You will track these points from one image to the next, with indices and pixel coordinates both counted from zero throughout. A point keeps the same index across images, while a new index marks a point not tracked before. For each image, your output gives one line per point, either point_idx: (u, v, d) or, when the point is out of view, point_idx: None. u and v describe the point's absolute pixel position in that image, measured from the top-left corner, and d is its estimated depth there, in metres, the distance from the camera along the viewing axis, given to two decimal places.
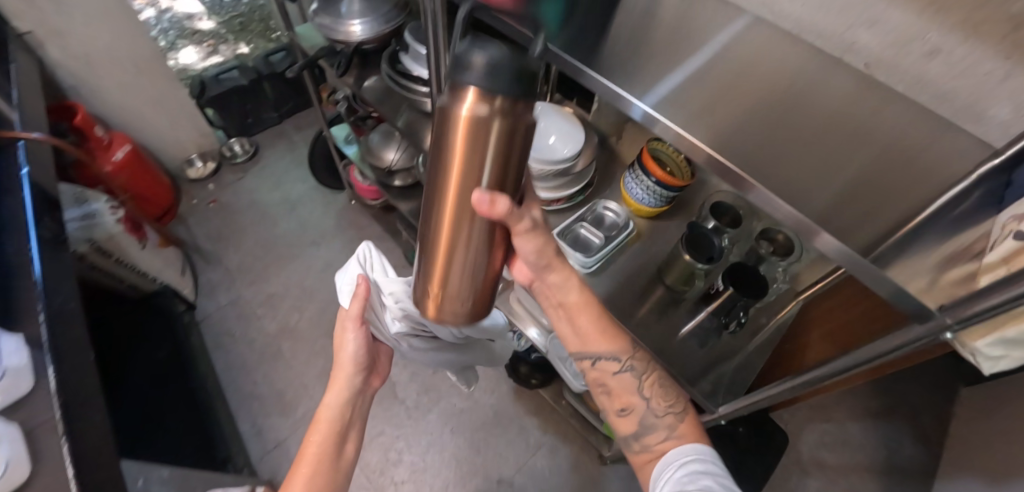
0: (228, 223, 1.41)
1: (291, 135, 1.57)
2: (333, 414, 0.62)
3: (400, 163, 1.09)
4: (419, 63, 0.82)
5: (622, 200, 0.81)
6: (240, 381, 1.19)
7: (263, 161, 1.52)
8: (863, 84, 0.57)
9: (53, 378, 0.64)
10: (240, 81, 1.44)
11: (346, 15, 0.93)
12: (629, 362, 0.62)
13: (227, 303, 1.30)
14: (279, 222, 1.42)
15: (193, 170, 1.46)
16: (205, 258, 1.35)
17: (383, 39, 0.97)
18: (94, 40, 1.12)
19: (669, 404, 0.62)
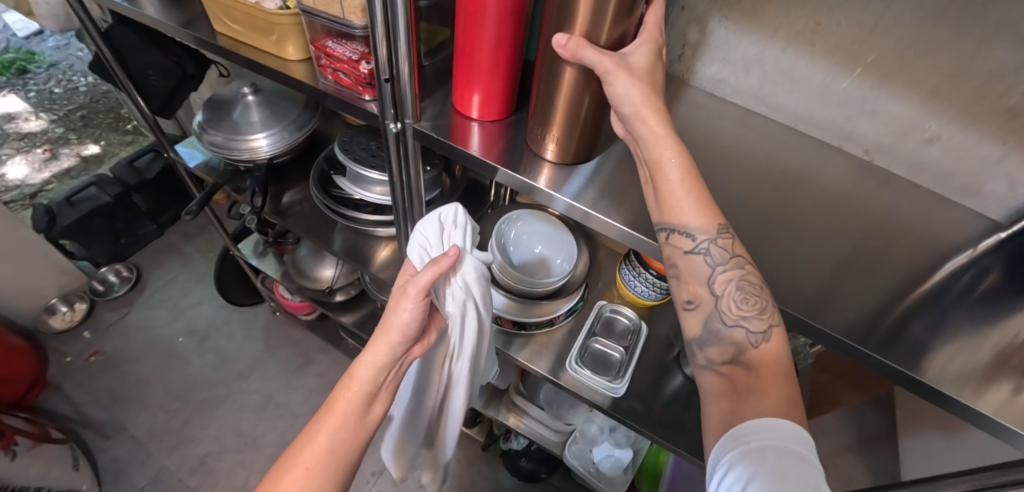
0: (123, 378, 1.11)
1: (180, 247, 1.32)
2: (373, 380, 0.40)
3: (342, 279, 0.94)
4: (360, 184, 0.68)
5: (625, 296, 0.74)
6: None
7: (153, 285, 1.24)
8: (859, 169, 0.55)
9: None
10: (101, 198, 1.14)
11: (246, 127, 0.74)
12: (706, 244, 0.37)
13: (144, 484, 1.01)
14: (191, 360, 1.15)
15: (55, 318, 1.15)
16: (101, 431, 1.05)
17: (298, 146, 0.79)
18: None
19: (747, 309, 0.36)
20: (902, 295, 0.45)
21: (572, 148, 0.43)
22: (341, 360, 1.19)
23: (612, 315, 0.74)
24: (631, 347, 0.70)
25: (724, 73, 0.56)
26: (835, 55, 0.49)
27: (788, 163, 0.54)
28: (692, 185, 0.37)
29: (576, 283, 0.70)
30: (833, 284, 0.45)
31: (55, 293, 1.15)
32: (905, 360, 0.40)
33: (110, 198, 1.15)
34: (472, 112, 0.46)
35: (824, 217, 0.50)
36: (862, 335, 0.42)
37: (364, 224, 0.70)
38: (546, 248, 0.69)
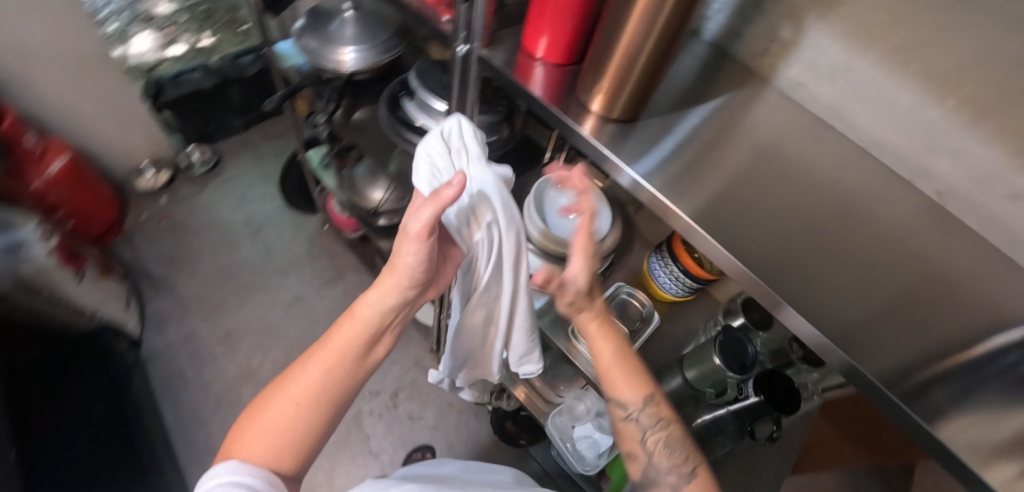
0: (184, 246, 1.24)
1: (257, 145, 1.43)
2: (373, 314, 0.50)
3: (390, 204, 0.91)
4: (424, 111, 0.72)
5: (645, 284, 0.74)
6: (192, 433, 1.04)
7: (226, 173, 1.37)
8: (928, 210, 0.52)
9: None
10: (201, 84, 1.24)
11: (337, 39, 0.80)
12: (636, 412, 0.53)
13: (179, 340, 1.14)
14: (242, 247, 1.27)
15: (142, 180, 1.28)
16: (155, 284, 1.19)
17: (380, 68, 0.83)
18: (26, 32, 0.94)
19: (673, 456, 0.51)
20: (948, 349, 0.40)
21: (619, 107, 0.45)
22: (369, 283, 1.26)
23: (628, 299, 0.74)
24: (637, 332, 0.71)
25: (806, 77, 0.54)
26: (930, 79, 0.46)
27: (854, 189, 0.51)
28: (618, 367, 0.55)
29: (601, 256, 0.70)
30: (871, 324, 0.40)
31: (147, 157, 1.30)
32: (927, 407, 0.35)
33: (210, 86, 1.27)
34: (538, 52, 0.48)
35: (877, 257, 0.46)
36: (887, 371, 0.38)
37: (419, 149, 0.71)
38: (580, 215, 0.71)
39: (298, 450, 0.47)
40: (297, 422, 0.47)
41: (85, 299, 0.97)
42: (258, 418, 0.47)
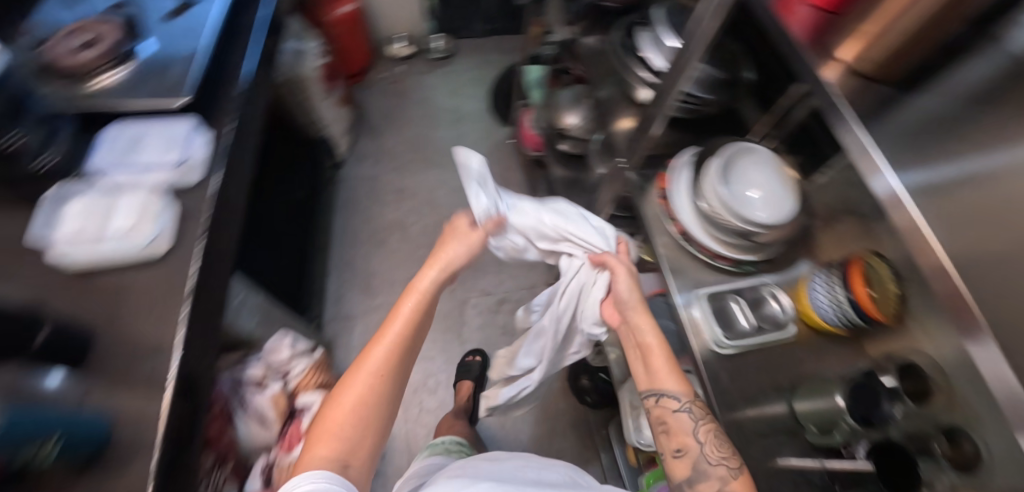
0: (399, 111, 1.48)
1: (486, 52, 1.59)
2: (424, 289, 0.72)
3: (578, 130, 0.97)
4: (653, 45, 0.74)
5: (794, 294, 0.67)
6: (348, 247, 1.27)
7: (454, 66, 1.56)
8: None
9: (213, 183, 0.67)
10: None
11: None
12: (687, 405, 0.63)
13: (366, 176, 1.38)
14: (436, 129, 1.44)
15: (391, 48, 1.54)
16: (370, 130, 1.45)
17: (628, 2, 0.84)
18: None
19: (721, 451, 0.58)
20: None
21: (867, 60, 0.52)
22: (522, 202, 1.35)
23: (765, 297, 0.69)
24: (761, 330, 0.67)
25: None
26: None
27: None
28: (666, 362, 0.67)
29: (762, 240, 0.66)
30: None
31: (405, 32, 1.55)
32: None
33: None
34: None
35: None
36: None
37: (631, 79, 0.76)
38: (761, 196, 0.66)
39: (366, 438, 0.62)
40: (360, 418, 0.62)
41: (324, 114, 1.21)
42: (339, 406, 0.63)
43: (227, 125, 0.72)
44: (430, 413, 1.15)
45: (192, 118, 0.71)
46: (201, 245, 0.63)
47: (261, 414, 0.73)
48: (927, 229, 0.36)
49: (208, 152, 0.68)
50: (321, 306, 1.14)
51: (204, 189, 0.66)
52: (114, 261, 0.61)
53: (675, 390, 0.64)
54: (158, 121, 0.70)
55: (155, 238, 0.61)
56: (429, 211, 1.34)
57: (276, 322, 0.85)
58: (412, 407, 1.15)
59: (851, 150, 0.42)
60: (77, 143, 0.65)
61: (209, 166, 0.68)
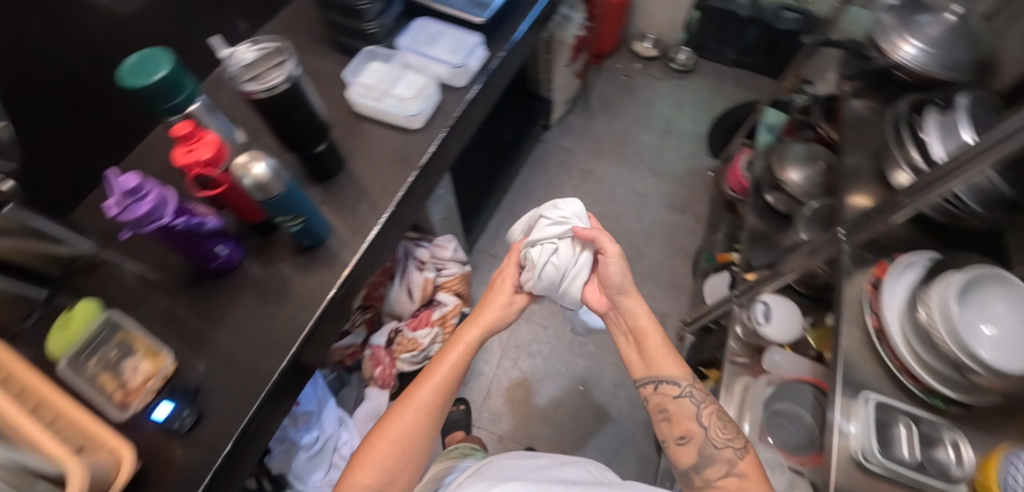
0: (620, 103, 1.44)
1: (725, 81, 1.50)
2: (470, 342, 0.62)
3: (795, 189, 0.95)
4: (943, 131, 0.67)
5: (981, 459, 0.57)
6: (520, 196, 1.28)
7: (688, 81, 1.49)
8: None
9: (469, 94, 0.76)
10: (740, 10, 1.38)
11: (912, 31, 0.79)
12: (689, 389, 0.61)
13: (563, 146, 1.37)
14: (646, 130, 1.39)
15: (640, 46, 1.53)
16: (585, 108, 1.43)
17: (921, 79, 0.79)
18: None
19: (727, 434, 0.59)
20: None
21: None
22: (696, 238, 1.25)
23: (941, 441, 0.60)
24: (918, 469, 0.59)
25: None
26: None
27: None
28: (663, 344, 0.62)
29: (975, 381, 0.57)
30: None
31: (657, 34, 1.54)
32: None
33: (744, 15, 1.38)
34: None
35: None
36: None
37: (892, 159, 0.71)
38: (996, 335, 0.58)
39: (413, 463, 0.57)
40: (412, 446, 0.57)
41: (557, 79, 1.23)
42: (382, 440, 0.56)
43: (498, 56, 0.80)
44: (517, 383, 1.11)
45: (479, 35, 0.79)
46: (441, 137, 0.73)
47: (412, 287, 0.85)
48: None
49: (474, 70, 0.77)
50: (477, 236, 1.16)
51: (462, 95, 0.76)
52: (384, 119, 0.73)
53: (676, 373, 0.61)
54: (456, 28, 0.79)
55: (413, 115, 0.71)
56: (604, 201, 1.30)
57: (446, 228, 0.90)
58: (507, 369, 1.13)
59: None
60: (398, 22, 0.79)
61: (469, 81, 0.77)
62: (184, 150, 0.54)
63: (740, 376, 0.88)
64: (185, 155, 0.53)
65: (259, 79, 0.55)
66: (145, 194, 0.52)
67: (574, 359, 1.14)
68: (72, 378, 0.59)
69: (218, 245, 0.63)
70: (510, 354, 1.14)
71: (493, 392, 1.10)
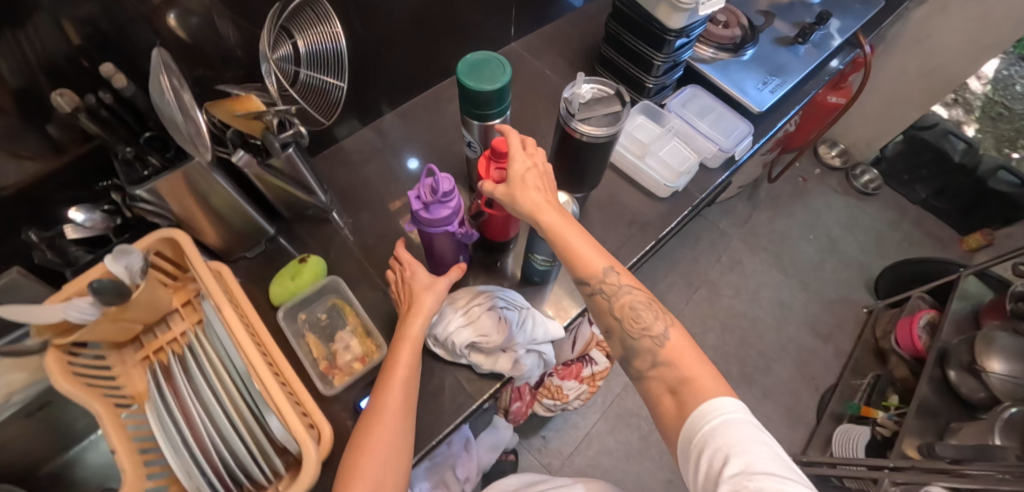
0: (788, 202, 1.39)
1: (906, 218, 1.39)
2: (417, 338, 0.50)
3: (999, 383, 0.84)
4: None
5: None
6: (664, 263, 1.29)
7: (865, 204, 1.41)
8: None
9: (721, 178, 0.73)
10: (952, 154, 1.28)
11: None
12: (605, 282, 0.47)
13: (718, 227, 1.34)
14: (805, 236, 1.35)
15: (824, 151, 1.47)
16: (751, 197, 1.39)
17: None
18: (951, 35, 1.11)
19: (644, 317, 0.46)
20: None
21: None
22: (833, 372, 1.18)
23: None
24: None
25: None
26: None
27: None
28: (562, 225, 0.46)
29: None
30: None
31: (849, 145, 1.46)
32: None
33: (956, 160, 1.27)
34: None
35: None
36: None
37: None
38: None
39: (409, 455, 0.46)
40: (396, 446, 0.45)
41: (745, 165, 1.20)
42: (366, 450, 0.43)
43: (758, 147, 0.75)
44: (614, 448, 1.06)
45: (749, 124, 0.74)
46: (685, 213, 0.70)
47: (576, 339, 0.79)
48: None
49: (733, 155, 0.73)
50: None
51: (714, 176, 0.73)
52: (634, 176, 0.71)
53: (580, 274, 0.47)
54: (728, 109, 0.76)
55: (669, 185, 0.68)
56: (744, 298, 1.27)
57: None
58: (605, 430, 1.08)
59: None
60: (671, 85, 0.77)
61: (724, 165, 0.73)
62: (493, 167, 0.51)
63: None
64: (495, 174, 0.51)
65: (588, 122, 0.52)
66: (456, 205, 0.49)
67: None
68: (287, 330, 0.60)
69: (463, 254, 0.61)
70: (609, 418, 1.09)
71: (581, 448, 1.06)
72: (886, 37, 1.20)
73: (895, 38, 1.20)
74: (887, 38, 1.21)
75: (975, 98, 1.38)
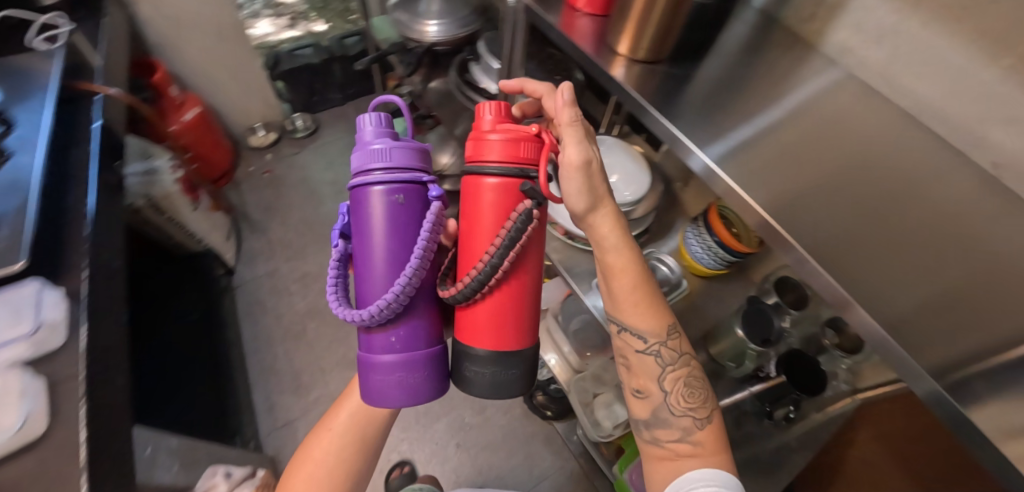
0: (280, 199, 1.43)
1: (351, 119, 1.60)
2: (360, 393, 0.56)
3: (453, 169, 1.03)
4: (488, 75, 0.82)
5: (679, 254, 0.75)
6: (263, 353, 1.20)
7: (322, 139, 1.55)
8: (980, 187, 0.49)
9: (85, 337, 0.58)
10: (313, 60, 1.42)
11: (423, 14, 0.89)
12: (657, 346, 0.47)
13: (264, 273, 1.32)
14: (326, 204, 1.44)
15: (254, 138, 1.50)
16: (252, 227, 1.38)
17: (457, 43, 0.92)
18: (184, 5, 1.16)
19: (690, 401, 0.47)
20: (1014, 343, 0.39)
21: (639, 47, 0.53)
22: None
23: (655, 263, 0.73)
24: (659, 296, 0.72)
25: (852, 42, 0.54)
26: (954, 92, 0.48)
27: (869, 142, 0.51)
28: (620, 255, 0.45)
29: (638, 217, 0.73)
30: (915, 318, 0.40)
31: (260, 119, 1.50)
32: (963, 398, 0.37)
33: (319, 60, 1.43)
34: (580, 5, 0.57)
35: (865, 228, 0.46)
36: (929, 366, 0.38)
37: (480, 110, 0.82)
38: (620, 179, 0.70)
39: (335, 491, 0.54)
40: (335, 468, 0.54)
41: (195, 227, 1.15)
42: (308, 462, 0.55)
43: (82, 277, 0.63)
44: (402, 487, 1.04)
45: (40, 281, 0.60)
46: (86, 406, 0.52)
47: None
48: (755, 204, 0.45)
49: (69, 313, 0.59)
50: (253, 423, 1.08)
51: (75, 346, 0.57)
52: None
53: (640, 330, 0.47)
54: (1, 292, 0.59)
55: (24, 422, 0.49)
56: None
57: (203, 455, 0.81)
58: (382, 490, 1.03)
59: (664, 140, 0.51)
60: None
61: (71, 328, 0.59)
62: (519, 144, 0.43)
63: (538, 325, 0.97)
64: (494, 140, 0.43)
65: None
66: (380, 175, 0.41)
67: (426, 422, 1.14)
68: None
69: (368, 340, 0.45)
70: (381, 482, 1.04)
71: None
72: (149, 46, 1.20)
73: (161, 36, 1.18)
74: (158, 42, 1.20)
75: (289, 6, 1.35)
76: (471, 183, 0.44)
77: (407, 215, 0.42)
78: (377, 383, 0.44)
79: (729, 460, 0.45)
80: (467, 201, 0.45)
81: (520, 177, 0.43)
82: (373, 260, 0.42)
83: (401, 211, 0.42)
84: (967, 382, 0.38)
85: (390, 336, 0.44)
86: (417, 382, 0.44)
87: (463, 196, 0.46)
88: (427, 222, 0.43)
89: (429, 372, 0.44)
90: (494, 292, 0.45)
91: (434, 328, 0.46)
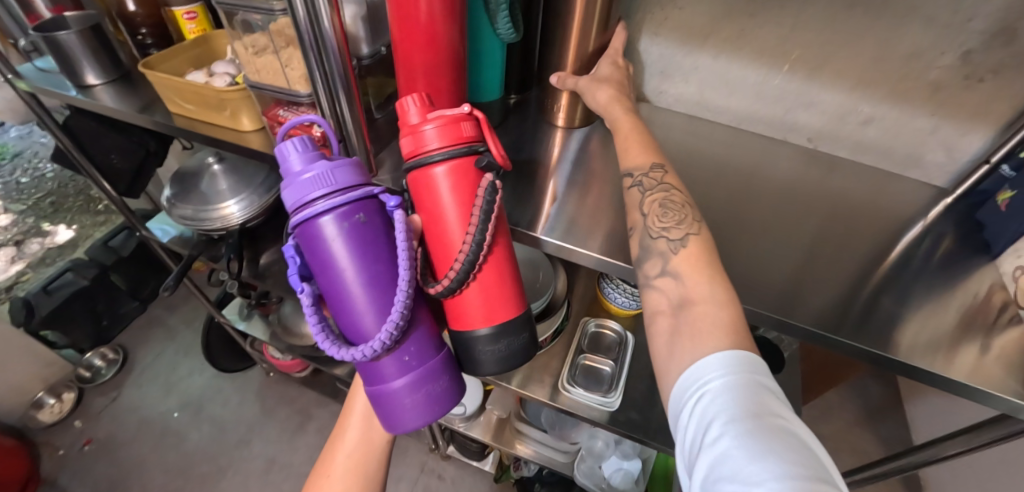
0: (122, 465, 1.07)
1: (165, 320, 1.31)
2: (361, 408, 0.47)
3: None
4: None
5: (605, 308, 0.74)
6: None
7: (140, 364, 1.22)
8: (805, 157, 0.58)
9: None
10: (79, 283, 1.12)
11: (213, 196, 0.74)
12: (640, 178, 0.40)
13: None
14: (189, 435, 1.12)
15: (43, 412, 1.10)
16: None
17: (270, 209, 0.78)
18: None
19: (669, 221, 0.36)
20: (871, 272, 0.46)
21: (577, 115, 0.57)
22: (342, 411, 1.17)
23: (598, 330, 0.73)
24: (619, 358, 0.69)
25: (664, 85, 0.61)
26: (758, 97, 0.57)
27: (702, 158, 0.57)
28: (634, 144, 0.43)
29: (557, 303, 0.69)
30: (806, 281, 0.45)
31: (42, 386, 1.11)
32: (876, 337, 0.41)
33: (89, 280, 1.13)
34: None
35: (738, 217, 0.50)
36: (829, 321, 0.42)
37: None
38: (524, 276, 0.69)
39: None
40: None
41: None
42: None
43: None
44: None
45: None
46: None
47: None
48: None
49: None
50: None
51: None
52: None
53: (625, 166, 0.42)
54: None
55: None
56: None
57: None
58: None
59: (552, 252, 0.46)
60: None
61: None
62: (457, 122, 0.34)
63: (507, 433, 0.91)
64: (428, 128, 0.33)
65: None
66: (324, 203, 0.31)
67: None
68: None
69: (366, 369, 0.36)
70: None
71: None
72: None
73: None
74: None
75: (16, 228, 1.19)
76: (419, 180, 0.35)
77: (374, 233, 0.33)
78: (397, 405, 0.36)
79: (727, 289, 0.31)
80: (420, 191, 0.35)
81: (471, 156, 0.34)
82: (352, 298, 0.33)
83: (366, 232, 0.32)
84: (873, 307, 0.43)
85: (399, 357, 0.35)
86: (441, 391, 0.38)
87: (414, 192, 0.36)
88: (399, 234, 0.33)
89: (449, 376, 0.38)
90: (486, 272, 0.36)
91: (434, 327, 0.39)
